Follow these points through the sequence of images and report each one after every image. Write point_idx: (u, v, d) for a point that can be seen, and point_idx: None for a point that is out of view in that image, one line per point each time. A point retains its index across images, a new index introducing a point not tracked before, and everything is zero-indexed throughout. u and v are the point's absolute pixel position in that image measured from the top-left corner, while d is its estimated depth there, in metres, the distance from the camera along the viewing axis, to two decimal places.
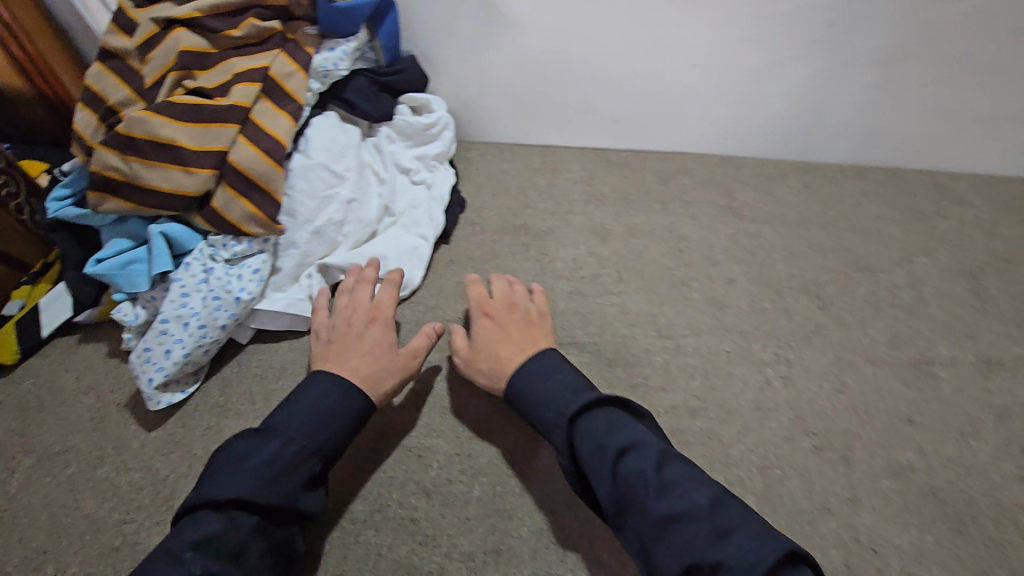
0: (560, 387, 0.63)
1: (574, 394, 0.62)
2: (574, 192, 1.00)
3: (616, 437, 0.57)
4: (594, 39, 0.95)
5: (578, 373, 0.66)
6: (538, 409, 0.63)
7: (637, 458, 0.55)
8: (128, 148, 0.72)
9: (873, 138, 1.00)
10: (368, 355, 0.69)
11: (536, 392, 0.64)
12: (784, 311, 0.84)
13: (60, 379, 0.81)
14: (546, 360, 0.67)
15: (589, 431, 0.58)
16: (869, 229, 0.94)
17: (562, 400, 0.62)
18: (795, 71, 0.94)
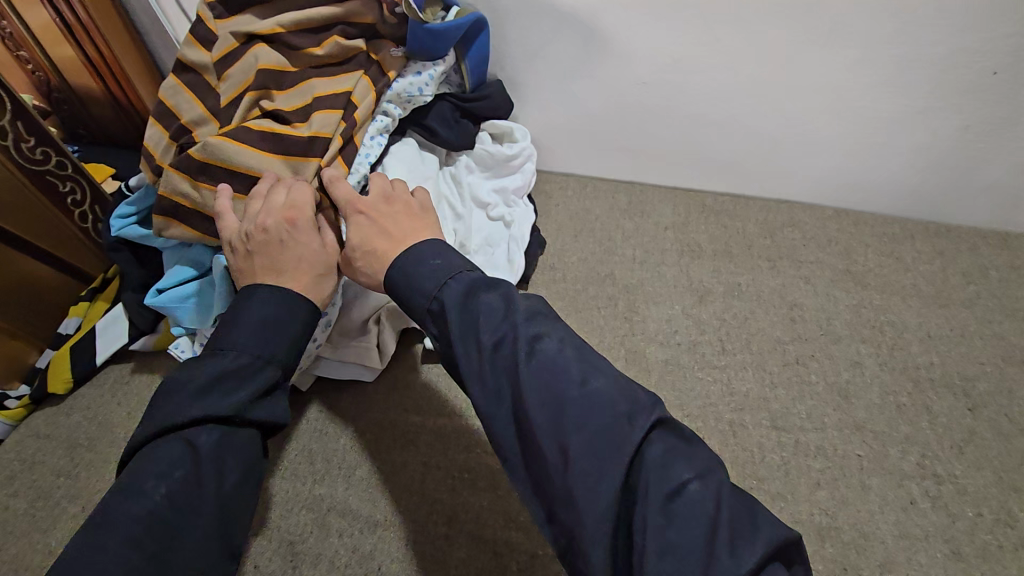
0: (439, 273, 0.52)
1: (465, 277, 0.51)
2: (666, 239, 0.92)
3: (537, 357, 0.45)
4: (708, 76, 0.85)
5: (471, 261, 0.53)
6: (411, 289, 0.52)
7: (573, 394, 0.43)
8: (201, 174, 0.64)
9: (1021, 205, 0.87)
10: (294, 265, 0.57)
11: (435, 274, 0.52)
12: (925, 409, 0.68)
13: (112, 416, 0.74)
14: (432, 244, 0.54)
15: (478, 314, 0.48)
16: (1020, 312, 0.79)
17: (457, 284, 0.50)
18: (939, 124, 0.81)
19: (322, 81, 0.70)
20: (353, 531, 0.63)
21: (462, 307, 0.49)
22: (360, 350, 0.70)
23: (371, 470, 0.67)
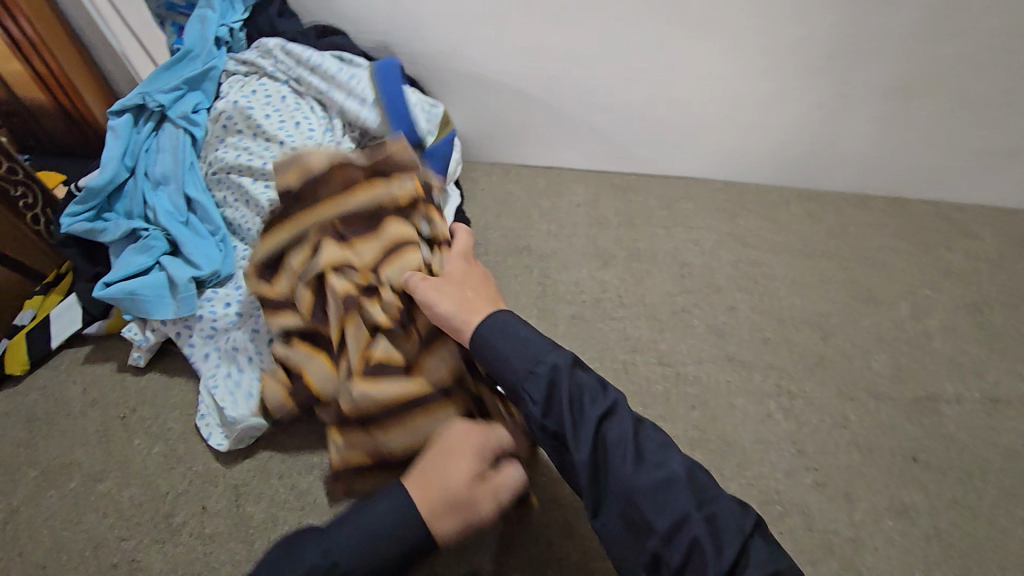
0: (518, 347, 0.56)
1: (559, 357, 0.54)
2: (579, 214, 1.03)
3: (595, 417, 0.51)
4: (600, 69, 0.96)
5: (542, 335, 0.57)
6: (501, 364, 0.56)
7: (650, 473, 0.48)
8: (317, 312, 0.66)
9: (876, 171, 1.00)
10: (465, 484, 0.53)
11: (512, 351, 0.56)
12: (785, 340, 0.80)
13: (68, 392, 0.80)
14: (498, 323, 0.58)
15: (585, 385, 0.53)
16: (873, 259, 0.91)
17: (526, 363, 0.55)
18: (798, 101, 0.94)
19: (344, 230, 0.66)
20: (292, 473, 0.69)
21: (537, 379, 0.54)
22: None
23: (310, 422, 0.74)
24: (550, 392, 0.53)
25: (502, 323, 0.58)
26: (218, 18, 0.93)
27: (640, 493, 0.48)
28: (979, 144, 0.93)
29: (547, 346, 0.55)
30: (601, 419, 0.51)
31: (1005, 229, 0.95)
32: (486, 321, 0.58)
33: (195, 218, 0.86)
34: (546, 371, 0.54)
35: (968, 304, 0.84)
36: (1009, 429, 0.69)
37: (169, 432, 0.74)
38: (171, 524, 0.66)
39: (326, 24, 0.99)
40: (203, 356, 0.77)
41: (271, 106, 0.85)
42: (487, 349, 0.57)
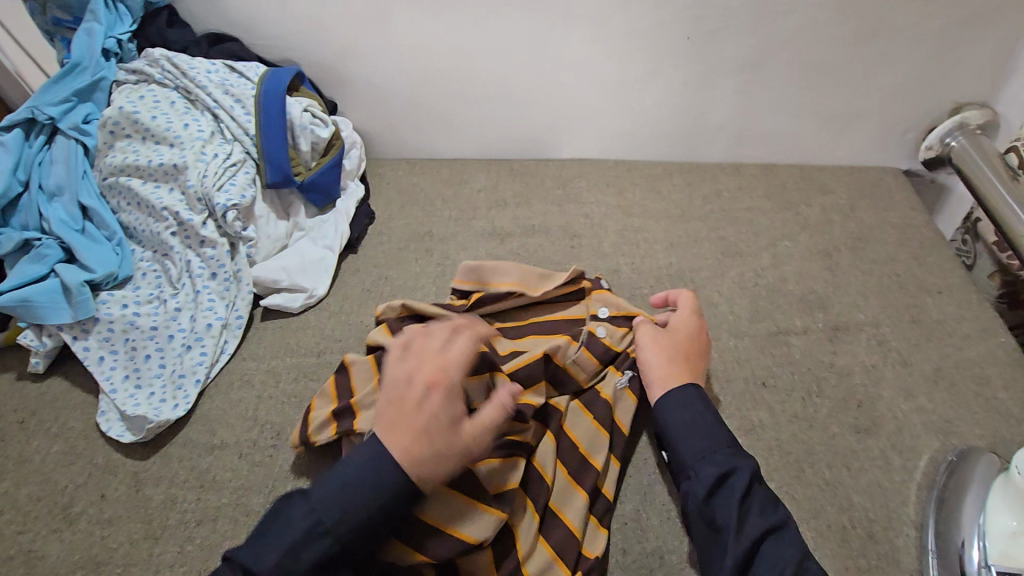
0: (694, 426, 0.64)
1: (726, 447, 0.61)
2: (479, 199, 1.06)
3: (740, 482, 0.59)
4: (486, 61, 1.00)
5: (722, 425, 0.64)
6: (676, 439, 0.64)
7: (747, 532, 0.56)
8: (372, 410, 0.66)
9: (746, 140, 1.09)
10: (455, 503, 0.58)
11: (691, 431, 0.63)
12: (660, 295, 0.88)
13: None
14: (686, 397, 0.66)
15: (701, 447, 0.62)
16: (742, 218, 0.99)
17: (722, 442, 0.62)
18: (666, 81, 1.02)
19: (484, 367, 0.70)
20: (191, 455, 0.73)
21: (710, 461, 0.61)
22: (233, 307, 0.85)
23: (210, 408, 0.78)
24: (716, 482, 0.59)
25: (693, 398, 0.66)
26: (105, 30, 0.94)
27: (769, 543, 0.56)
28: (825, 110, 1.05)
29: (726, 436, 0.63)
30: (714, 494, 0.59)
31: (858, 184, 1.05)
32: (672, 399, 0.66)
33: (91, 225, 0.87)
34: (722, 457, 0.61)
35: (820, 251, 0.93)
36: (845, 352, 0.79)
37: (69, 431, 0.76)
38: (67, 513, 0.69)
39: (216, 31, 1.01)
40: (98, 359, 0.79)
41: (161, 112, 0.90)
42: (669, 424, 0.65)
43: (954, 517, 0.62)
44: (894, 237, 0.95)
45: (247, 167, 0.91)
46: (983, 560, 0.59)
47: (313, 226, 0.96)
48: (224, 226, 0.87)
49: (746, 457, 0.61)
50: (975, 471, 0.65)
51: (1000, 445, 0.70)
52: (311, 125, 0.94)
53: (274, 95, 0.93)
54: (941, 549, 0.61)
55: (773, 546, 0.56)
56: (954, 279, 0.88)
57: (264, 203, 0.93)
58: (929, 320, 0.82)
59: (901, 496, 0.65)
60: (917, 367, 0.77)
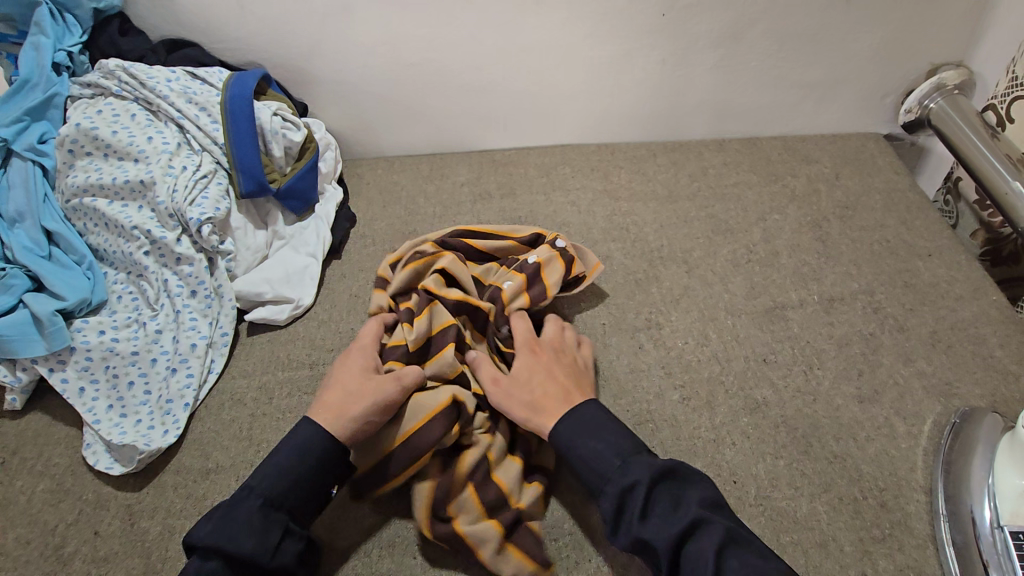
0: (590, 453, 0.59)
1: (617, 468, 0.57)
2: (462, 193, 1.03)
3: (637, 493, 0.54)
4: (458, 50, 0.97)
5: (608, 421, 0.61)
6: (578, 470, 0.59)
7: (664, 536, 0.52)
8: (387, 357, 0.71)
9: (727, 115, 1.08)
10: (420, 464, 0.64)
11: (585, 456, 0.59)
12: (655, 279, 0.86)
13: None
14: (581, 418, 0.61)
15: (591, 468, 0.58)
16: (729, 195, 0.98)
17: (613, 463, 0.57)
18: (642, 60, 0.99)
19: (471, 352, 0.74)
20: (187, 482, 0.71)
21: (608, 486, 0.56)
22: (215, 324, 0.82)
23: (202, 432, 0.75)
24: (620, 502, 0.55)
25: (582, 415, 0.62)
26: (54, 43, 0.88)
27: (690, 544, 0.52)
28: (805, 79, 1.04)
29: (618, 451, 0.58)
30: (620, 514, 0.55)
31: (841, 152, 1.05)
32: (561, 427, 0.61)
33: (58, 250, 0.83)
34: (618, 476, 0.56)
35: (809, 222, 0.93)
36: (843, 322, 0.79)
37: (54, 468, 0.72)
38: (61, 554, 0.66)
39: (173, 37, 0.97)
40: (78, 390, 0.75)
41: (121, 126, 0.85)
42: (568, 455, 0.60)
43: (964, 479, 0.63)
44: (881, 202, 0.95)
45: (218, 177, 0.87)
46: (995, 521, 0.59)
47: (293, 234, 0.93)
48: (199, 241, 0.83)
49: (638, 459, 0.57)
50: (980, 432, 0.65)
51: (999, 403, 0.70)
52: (282, 129, 0.91)
53: (241, 100, 0.88)
54: (953, 512, 0.61)
55: (698, 542, 0.51)
56: (942, 241, 0.88)
57: (240, 214, 0.89)
58: (922, 285, 0.83)
59: (910, 462, 0.66)
60: (914, 332, 0.77)
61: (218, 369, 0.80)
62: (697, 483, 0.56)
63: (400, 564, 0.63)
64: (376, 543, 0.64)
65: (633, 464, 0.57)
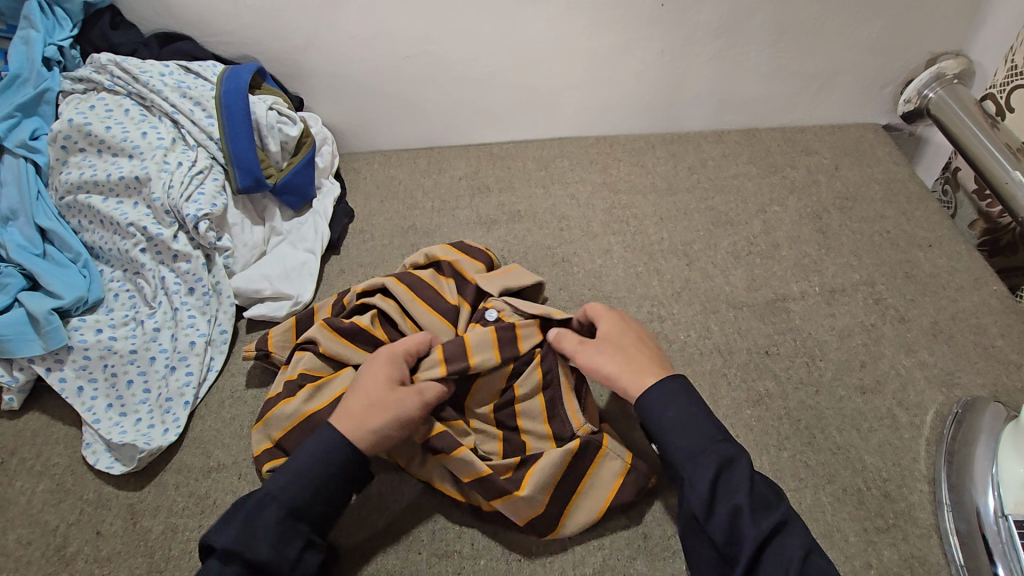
0: (681, 427, 0.57)
1: (715, 443, 0.56)
2: (460, 187, 1.02)
3: (734, 478, 0.55)
4: (456, 42, 0.96)
5: (711, 416, 0.59)
6: (664, 442, 0.58)
7: (757, 524, 0.52)
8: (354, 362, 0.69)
9: (726, 107, 1.08)
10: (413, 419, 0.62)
11: (682, 432, 0.57)
12: (656, 272, 0.86)
13: None
14: (669, 391, 0.60)
15: (688, 445, 0.57)
16: (728, 186, 0.98)
17: (712, 436, 0.57)
18: (641, 51, 0.99)
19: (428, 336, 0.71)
20: (189, 481, 0.70)
21: (702, 464, 0.55)
22: (213, 322, 0.81)
23: (203, 430, 0.74)
24: (716, 477, 0.54)
25: (669, 390, 0.60)
26: (44, 37, 0.87)
27: (779, 542, 0.52)
28: (804, 69, 1.03)
29: (716, 431, 0.57)
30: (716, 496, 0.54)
31: (840, 143, 1.05)
32: (646, 396, 0.60)
33: (53, 249, 0.82)
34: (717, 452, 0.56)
35: (809, 214, 0.93)
36: (845, 313, 0.79)
37: (54, 468, 0.72)
38: (63, 555, 0.65)
39: (167, 31, 0.95)
40: (77, 390, 0.75)
41: (115, 122, 0.84)
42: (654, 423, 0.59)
43: (968, 469, 0.63)
44: (881, 193, 0.95)
45: (214, 174, 0.86)
46: (999, 510, 0.60)
47: (290, 229, 0.92)
48: (196, 238, 0.82)
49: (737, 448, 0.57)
50: (983, 421, 0.66)
51: (1001, 392, 0.71)
52: (278, 123, 0.89)
53: (237, 95, 0.87)
54: (956, 501, 0.61)
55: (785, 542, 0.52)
56: (942, 231, 0.88)
57: (236, 210, 0.88)
58: (922, 275, 0.83)
59: (913, 452, 0.66)
60: (915, 322, 0.77)
61: (217, 369, 0.79)
62: (776, 488, 0.57)
63: (406, 560, 0.62)
64: (381, 538, 0.64)
65: (733, 453, 0.56)
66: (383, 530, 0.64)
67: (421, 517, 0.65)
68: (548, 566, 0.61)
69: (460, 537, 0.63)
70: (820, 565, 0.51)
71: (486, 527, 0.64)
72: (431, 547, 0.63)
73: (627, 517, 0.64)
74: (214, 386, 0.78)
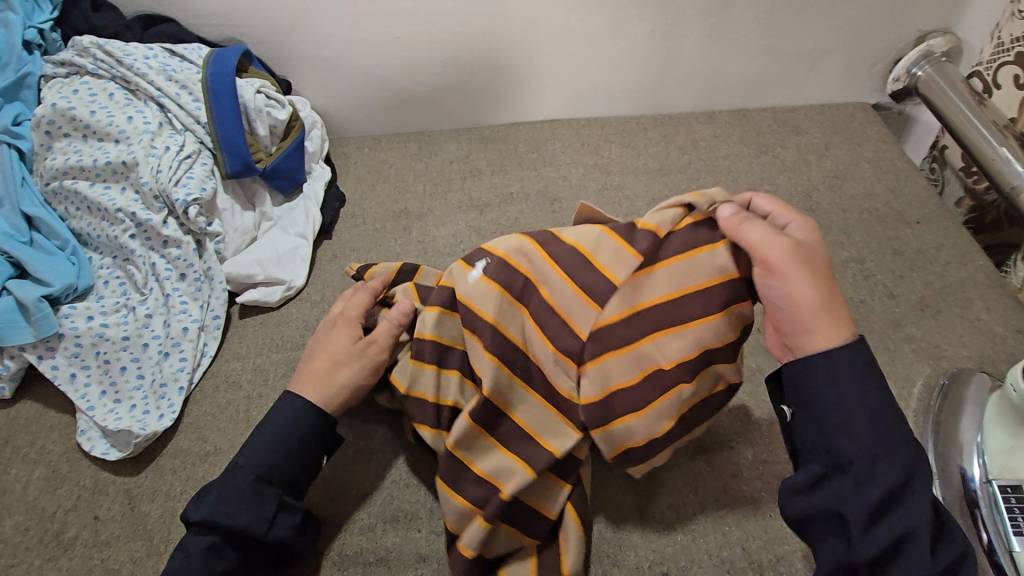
0: (865, 422, 0.48)
1: (900, 446, 0.47)
2: (452, 170, 1.02)
3: (918, 501, 0.46)
4: (446, 23, 0.95)
5: (895, 415, 0.49)
6: (826, 432, 0.49)
7: (942, 554, 0.45)
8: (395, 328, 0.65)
9: (717, 87, 1.08)
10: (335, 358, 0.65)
11: (858, 423, 0.48)
12: None
13: None
14: (852, 372, 0.50)
15: (853, 437, 0.48)
16: (720, 167, 0.98)
17: (899, 439, 0.48)
18: (632, 31, 0.98)
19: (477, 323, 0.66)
20: (186, 465, 0.70)
21: (887, 468, 0.47)
22: (204, 308, 0.80)
23: (197, 415, 0.74)
24: (892, 494, 0.46)
25: (838, 364, 0.50)
26: (23, 19, 0.85)
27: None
28: (795, 48, 1.03)
29: (901, 431, 0.48)
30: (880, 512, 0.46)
31: (830, 122, 1.05)
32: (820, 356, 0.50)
33: (40, 236, 0.80)
34: (899, 461, 0.47)
35: (799, 192, 0.93)
36: (834, 289, 0.80)
37: (49, 455, 0.72)
38: (61, 540, 0.65)
39: (150, 14, 0.93)
40: (70, 377, 0.74)
41: (99, 106, 0.83)
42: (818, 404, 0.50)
43: (953, 439, 0.64)
44: (870, 171, 0.96)
45: (202, 161, 0.85)
46: (985, 477, 0.61)
47: (281, 215, 0.92)
48: (187, 223, 0.81)
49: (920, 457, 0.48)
50: (969, 392, 0.67)
51: (986, 363, 0.72)
52: (266, 107, 0.88)
53: (223, 78, 0.86)
54: (943, 470, 0.63)
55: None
56: (930, 208, 0.89)
57: (226, 195, 0.87)
58: (910, 251, 0.84)
59: (900, 423, 0.67)
60: (903, 297, 0.79)
61: (212, 355, 0.79)
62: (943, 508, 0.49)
63: (405, 537, 0.63)
64: (379, 518, 0.64)
65: (923, 470, 0.47)
66: (382, 509, 0.65)
67: (420, 494, 0.66)
68: None
69: None
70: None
71: None
72: (429, 524, 0.64)
73: (622, 491, 0.65)
74: (208, 373, 0.78)
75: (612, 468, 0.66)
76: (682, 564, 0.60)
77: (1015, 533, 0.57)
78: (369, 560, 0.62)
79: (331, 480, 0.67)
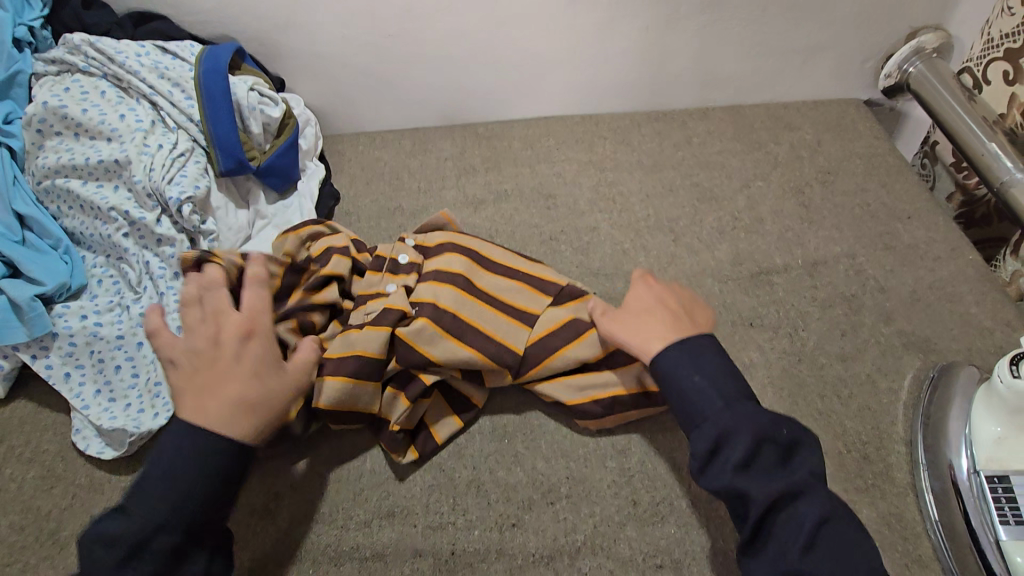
0: (689, 392, 0.57)
1: (716, 410, 0.55)
2: (446, 168, 1.02)
3: (739, 445, 0.53)
4: (438, 20, 0.95)
5: (720, 376, 0.58)
6: (675, 400, 0.58)
7: (770, 483, 0.52)
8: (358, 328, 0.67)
9: (710, 84, 1.08)
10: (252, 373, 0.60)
11: (685, 392, 0.58)
12: (642, 249, 0.87)
13: None
14: (693, 347, 0.60)
15: (685, 398, 0.58)
16: (713, 163, 0.99)
17: (715, 402, 0.56)
18: (625, 28, 0.98)
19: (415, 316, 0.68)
20: None
21: (701, 430, 0.55)
22: None
23: None
24: (715, 442, 0.54)
25: (695, 343, 0.60)
26: (13, 18, 0.85)
27: (794, 508, 0.51)
28: (787, 45, 1.04)
29: (717, 398, 0.56)
30: (711, 464, 0.54)
31: (822, 118, 1.06)
32: (667, 355, 0.60)
33: (32, 235, 0.80)
34: (717, 416, 0.55)
35: (792, 188, 0.94)
36: (826, 284, 0.81)
37: (44, 454, 0.72)
38: (57, 539, 0.66)
39: (141, 11, 0.93)
40: (64, 376, 0.74)
41: (91, 104, 0.83)
42: (665, 385, 0.59)
43: (943, 431, 0.65)
44: (862, 167, 0.96)
45: (195, 159, 0.84)
46: (973, 468, 0.62)
47: (275, 213, 0.92)
48: (181, 221, 0.81)
49: (743, 411, 0.55)
50: (958, 384, 0.68)
51: (976, 356, 0.73)
52: (259, 104, 0.88)
53: (215, 75, 0.86)
54: (932, 461, 0.63)
55: (800, 508, 0.51)
56: (921, 203, 0.90)
57: (219, 193, 0.87)
58: (901, 246, 0.84)
59: (891, 416, 0.68)
60: (894, 292, 0.79)
61: None
62: (815, 452, 0.55)
63: (401, 532, 0.63)
64: (375, 514, 0.65)
65: (749, 420, 0.54)
66: (378, 505, 0.65)
67: (416, 489, 0.66)
68: (541, 532, 0.63)
69: (454, 508, 0.64)
70: (837, 530, 0.50)
71: (477, 500, 0.65)
72: (425, 519, 0.64)
73: (617, 486, 0.65)
74: None
75: (605, 462, 0.67)
76: (676, 556, 0.61)
77: (1001, 522, 0.58)
78: (365, 556, 0.62)
79: (328, 476, 0.67)
